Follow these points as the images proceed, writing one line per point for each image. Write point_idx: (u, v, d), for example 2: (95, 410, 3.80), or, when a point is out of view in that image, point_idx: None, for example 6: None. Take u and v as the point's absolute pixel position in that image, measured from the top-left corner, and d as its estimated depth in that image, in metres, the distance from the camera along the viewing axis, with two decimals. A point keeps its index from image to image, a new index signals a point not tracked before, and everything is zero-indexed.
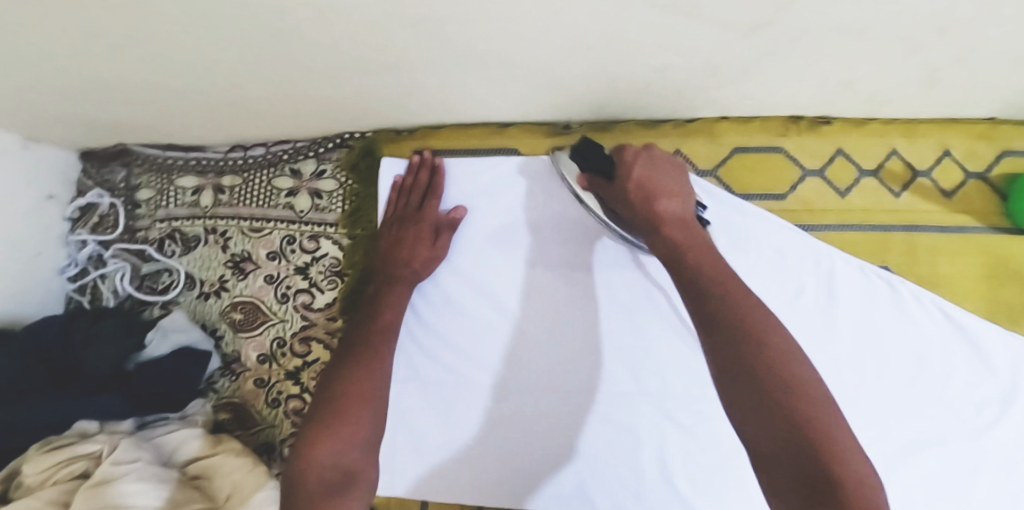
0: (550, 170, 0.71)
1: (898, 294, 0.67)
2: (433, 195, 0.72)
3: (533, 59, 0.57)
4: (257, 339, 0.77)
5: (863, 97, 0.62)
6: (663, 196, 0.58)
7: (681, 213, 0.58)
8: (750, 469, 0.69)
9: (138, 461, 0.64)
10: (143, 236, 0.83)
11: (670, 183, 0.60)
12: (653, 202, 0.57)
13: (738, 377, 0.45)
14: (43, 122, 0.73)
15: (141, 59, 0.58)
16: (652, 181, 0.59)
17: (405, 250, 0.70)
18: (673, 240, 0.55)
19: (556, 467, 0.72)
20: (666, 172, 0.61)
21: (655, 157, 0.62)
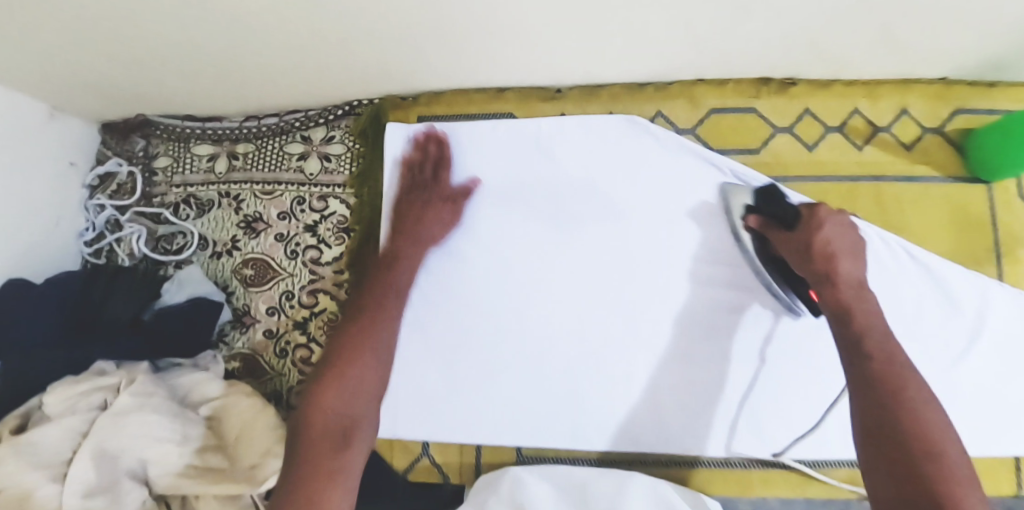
0: (718, 207, 0.74)
1: (868, 238, 0.72)
2: (442, 166, 0.79)
3: (527, 22, 0.63)
4: (267, 292, 0.81)
5: (826, 56, 0.69)
6: (843, 258, 0.64)
7: (854, 276, 0.64)
8: (732, 405, 0.74)
9: (154, 396, 0.68)
10: (159, 201, 0.87)
11: (848, 244, 0.65)
12: (836, 267, 0.63)
13: (872, 432, 0.55)
14: (70, 91, 0.78)
15: (176, 28, 0.64)
16: (834, 243, 0.65)
17: (425, 216, 0.76)
18: (841, 302, 0.62)
19: (553, 411, 0.75)
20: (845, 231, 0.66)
21: (844, 220, 0.67)
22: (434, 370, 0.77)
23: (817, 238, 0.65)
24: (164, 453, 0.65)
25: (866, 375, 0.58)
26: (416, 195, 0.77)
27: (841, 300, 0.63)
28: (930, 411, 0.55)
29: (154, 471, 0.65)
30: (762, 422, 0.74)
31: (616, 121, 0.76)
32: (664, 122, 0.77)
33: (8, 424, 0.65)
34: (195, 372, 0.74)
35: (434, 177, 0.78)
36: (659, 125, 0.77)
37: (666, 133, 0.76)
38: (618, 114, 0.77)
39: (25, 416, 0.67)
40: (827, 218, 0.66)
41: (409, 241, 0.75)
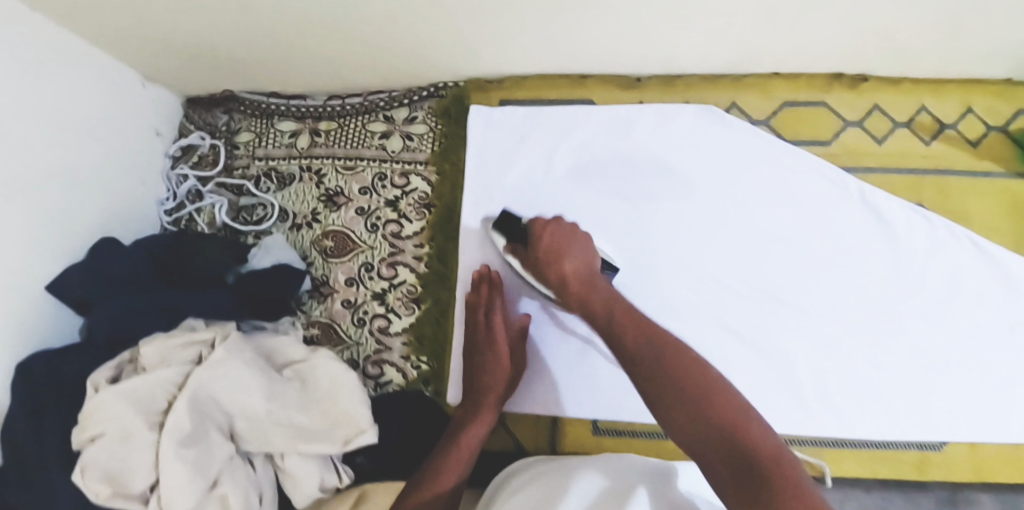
0: (476, 229, 0.81)
1: (932, 225, 0.75)
2: (497, 306, 0.74)
3: (623, 8, 0.66)
4: (347, 263, 0.83)
5: (898, 52, 0.73)
6: (566, 259, 0.68)
7: (582, 270, 0.67)
8: (808, 384, 0.72)
9: (245, 353, 0.68)
10: (240, 174, 0.90)
11: (570, 240, 0.70)
12: (558, 260, 0.68)
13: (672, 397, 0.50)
14: (165, 63, 0.81)
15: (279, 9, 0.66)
16: (557, 241, 0.70)
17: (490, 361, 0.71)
18: (603, 296, 0.64)
19: (618, 385, 0.76)
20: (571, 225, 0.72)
21: (555, 226, 0.71)
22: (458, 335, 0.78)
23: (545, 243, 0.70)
24: (252, 406, 0.65)
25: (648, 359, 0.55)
26: (476, 344, 0.73)
27: (597, 298, 0.64)
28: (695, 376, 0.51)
29: (241, 425, 0.65)
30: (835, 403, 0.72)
31: (689, 109, 0.80)
32: (738, 114, 0.80)
33: (103, 374, 0.65)
34: (279, 335, 0.75)
35: (488, 315, 0.74)
36: (734, 116, 0.80)
37: (740, 123, 0.79)
38: (695, 104, 0.80)
39: (117, 368, 0.67)
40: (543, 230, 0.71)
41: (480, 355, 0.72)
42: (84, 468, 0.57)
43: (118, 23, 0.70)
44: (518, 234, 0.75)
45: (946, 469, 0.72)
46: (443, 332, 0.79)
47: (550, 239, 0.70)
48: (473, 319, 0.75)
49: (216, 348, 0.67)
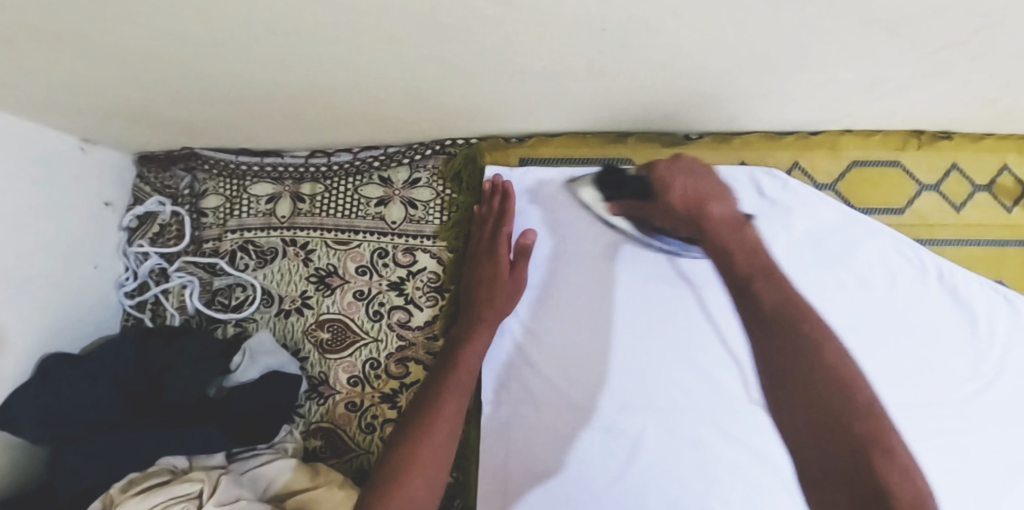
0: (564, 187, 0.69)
1: (1016, 306, 0.67)
2: (506, 224, 0.69)
3: (684, 68, 0.54)
4: (347, 359, 0.71)
5: (994, 114, 0.62)
6: (714, 202, 0.67)
7: (728, 216, 0.67)
8: None
9: (240, 501, 0.58)
10: (212, 248, 0.76)
11: (714, 183, 0.68)
12: (705, 208, 0.66)
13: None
14: (111, 122, 0.66)
15: (255, 51, 0.52)
16: (690, 184, 0.68)
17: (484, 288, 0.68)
18: (739, 244, 0.65)
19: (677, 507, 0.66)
20: (711, 183, 0.68)
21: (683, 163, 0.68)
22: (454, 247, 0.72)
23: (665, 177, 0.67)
24: None
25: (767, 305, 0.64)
26: (478, 266, 0.69)
27: (725, 243, 0.65)
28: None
29: None
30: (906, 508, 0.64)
31: (746, 174, 0.68)
32: (800, 175, 0.69)
33: None
34: (277, 459, 0.65)
35: (493, 240, 0.69)
36: (795, 178, 0.69)
37: (806, 188, 0.69)
38: (751, 165, 0.69)
39: None
40: (673, 172, 0.67)
41: (482, 301, 0.68)
42: None
43: (40, 77, 0.54)
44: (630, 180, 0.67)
45: None
46: (470, 443, 0.71)
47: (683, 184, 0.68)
48: (477, 241, 0.69)
49: (206, 501, 0.56)
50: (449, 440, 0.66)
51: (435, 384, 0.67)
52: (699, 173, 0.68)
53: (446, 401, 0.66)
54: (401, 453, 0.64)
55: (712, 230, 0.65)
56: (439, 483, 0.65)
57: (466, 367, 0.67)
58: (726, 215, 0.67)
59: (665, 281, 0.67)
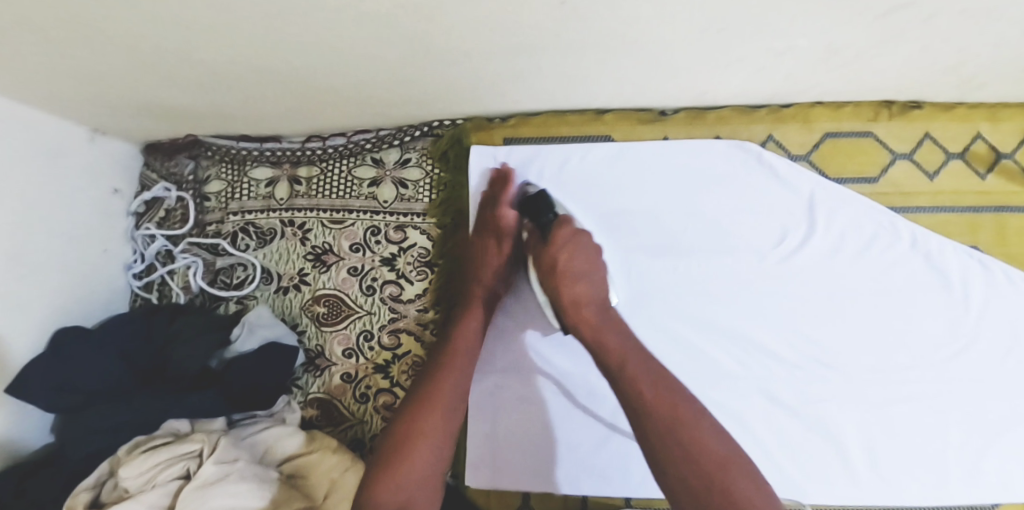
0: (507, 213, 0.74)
1: (989, 272, 0.69)
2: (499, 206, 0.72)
3: (651, 43, 0.57)
4: (342, 332, 0.75)
5: (961, 80, 0.64)
6: (580, 280, 0.67)
7: (587, 296, 0.66)
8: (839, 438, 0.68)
9: (238, 461, 0.61)
10: (215, 230, 0.80)
11: (584, 263, 0.67)
12: (567, 283, 0.66)
13: (659, 441, 0.56)
14: (117, 112, 0.71)
15: (243, 40, 0.55)
16: (572, 260, 0.67)
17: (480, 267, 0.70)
18: (591, 326, 0.64)
19: None
20: (586, 263, 0.68)
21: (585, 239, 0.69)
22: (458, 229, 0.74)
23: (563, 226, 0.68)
24: None
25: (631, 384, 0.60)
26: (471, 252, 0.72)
27: (592, 325, 0.64)
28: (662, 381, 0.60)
29: None
30: (865, 468, 0.68)
31: (728, 147, 0.71)
32: (775, 147, 0.72)
33: (80, 498, 0.57)
34: (274, 426, 0.68)
35: (490, 220, 0.72)
36: (771, 150, 0.72)
37: (780, 159, 0.71)
38: (726, 138, 0.72)
39: (96, 486, 0.60)
40: (563, 242, 0.67)
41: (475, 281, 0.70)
42: None
43: (50, 68, 0.59)
44: (546, 220, 0.69)
45: None
46: None
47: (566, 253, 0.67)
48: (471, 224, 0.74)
49: (206, 460, 0.59)
50: (452, 412, 0.62)
51: (434, 358, 0.66)
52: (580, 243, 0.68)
53: (445, 374, 0.64)
54: (404, 423, 0.60)
55: (572, 314, 0.65)
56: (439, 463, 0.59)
57: (467, 343, 0.67)
58: (592, 297, 0.66)
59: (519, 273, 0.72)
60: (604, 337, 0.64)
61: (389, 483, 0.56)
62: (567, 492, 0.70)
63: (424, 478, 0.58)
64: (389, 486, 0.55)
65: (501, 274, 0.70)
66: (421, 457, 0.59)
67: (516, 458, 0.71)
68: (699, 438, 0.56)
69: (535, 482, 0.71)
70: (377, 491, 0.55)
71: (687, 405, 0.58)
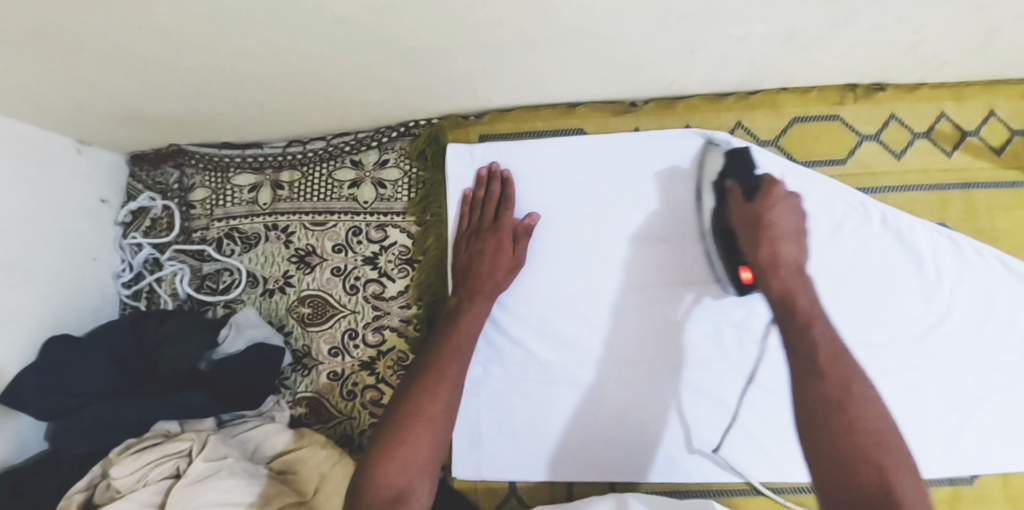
0: (689, 173, 0.73)
1: (960, 248, 0.70)
2: (507, 206, 0.73)
3: (614, 36, 0.58)
4: (328, 331, 0.76)
5: (920, 60, 0.65)
6: (785, 242, 0.65)
7: (795, 261, 0.65)
8: None
9: (227, 458, 0.62)
10: (200, 237, 0.82)
11: (789, 224, 0.67)
12: (775, 245, 0.65)
13: (808, 408, 0.50)
14: (101, 122, 0.73)
15: (219, 45, 0.56)
16: (778, 218, 0.67)
17: (487, 260, 0.70)
18: (784, 284, 0.63)
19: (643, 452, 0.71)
20: (791, 222, 0.67)
21: (794, 202, 0.68)
22: (452, 230, 0.75)
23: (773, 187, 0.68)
24: None
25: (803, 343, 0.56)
26: (482, 241, 0.71)
27: (785, 284, 0.63)
28: (838, 355, 0.54)
29: None
30: None
31: (698, 136, 0.73)
32: (744, 134, 0.73)
33: (73, 499, 0.60)
34: (263, 424, 0.70)
35: (496, 218, 0.73)
36: (739, 137, 0.73)
37: (748, 145, 0.72)
38: (696, 127, 0.73)
39: (90, 488, 0.62)
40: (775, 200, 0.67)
41: (480, 273, 0.69)
42: None
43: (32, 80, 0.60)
44: (749, 178, 0.70)
45: (980, 502, 0.69)
46: None
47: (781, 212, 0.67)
48: (470, 221, 0.74)
49: (195, 457, 0.61)
50: (455, 401, 0.61)
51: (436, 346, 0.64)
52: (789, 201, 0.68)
53: (451, 361, 0.63)
54: (405, 410, 0.58)
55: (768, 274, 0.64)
56: (438, 449, 0.57)
57: (470, 325, 0.66)
58: (793, 259, 0.64)
59: (529, 267, 0.74)
60: (795, 295, 0.62)
61: (388, 469, 0.54)
62: (558, 478, 0.72)
63: (425, 466, 0.56)
64: (390, 470, 0.54)
65: (512, 269, 0.71)
66: (423, 442, 0.56)
67: (516, 444, 0.73)
68: (858, 415, 0.48)
69: (532, 469, 0.72)
70: (378, 474, 0.53)
71: (857, 380, 0.52)
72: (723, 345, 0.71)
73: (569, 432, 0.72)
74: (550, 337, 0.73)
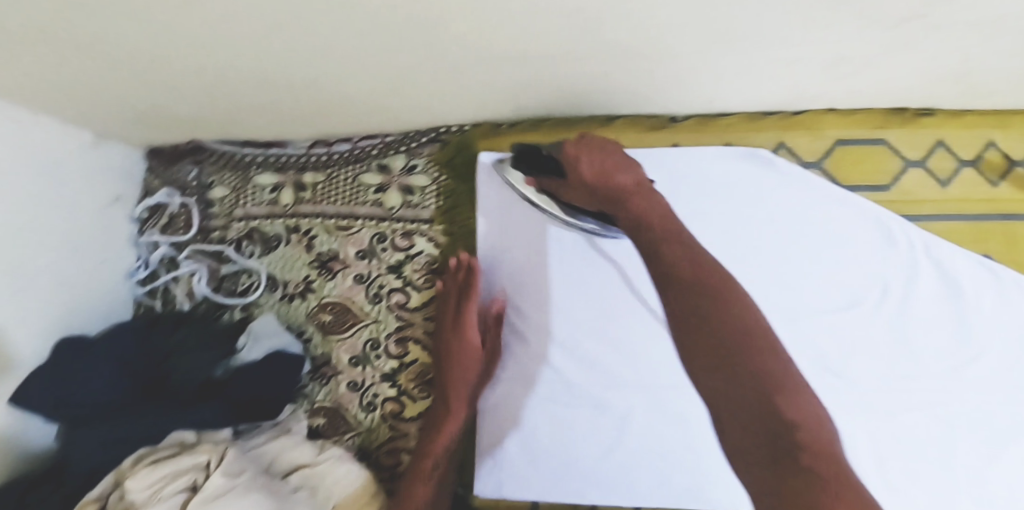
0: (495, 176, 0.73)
1: (1001, 281, 0.69)
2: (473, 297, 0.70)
3: (664, 52, 0.56)
4: (348, 340, 0.74)
5: (975, 88, 0.63)
6: (619, 172, 0.65)
7: (690, 261, 0.61)
8: None
9: (244, 474, 0.60)
10: (218, 237, 0.79)
11: (604, 162, 0.65)
12: (615, 184, 0.64)
13: (741, 389, 0.49)
14: (119, 117, 0.70)
15: (250, 46, 0.54)
16: (598, 161, 0.65)
17: (458, 365, 0.69)
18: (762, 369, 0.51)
19: (668, 478, 0.70)
20: (610, 162, 0.65)
21: (591, 142, 0.67)
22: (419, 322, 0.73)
23: (614, 174, 0.65)
24: None
25: (729, 337, 0.53)
26: (444, 343, 0.70)
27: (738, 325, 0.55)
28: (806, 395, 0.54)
29: None
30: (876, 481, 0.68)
31: (739, 155, 0.71)
32: (787, 154, 0.71)
33: None
34: (281, 437, 0.67)
35: (461, 309, 0.70)
36: (783, 157, 0.71)
37: (791, 168, 0.71)
38: (735, 146, 0.71)
39: (101, 499, 0.58)
40: (583, 147, 0.66)
41: (450, 372, 0.69)
42: None
43: (47, 76, 0.57)
44: (546, 161, 0.69)
45: None
46: (467, 420, 0.73)
47: (645, 206, 0.64)
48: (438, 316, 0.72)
49: (214, 471, 0.59)
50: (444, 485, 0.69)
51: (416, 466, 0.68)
52: (604, 146, 0.67)
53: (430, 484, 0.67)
54: None
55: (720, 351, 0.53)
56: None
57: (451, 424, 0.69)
58: (762, 333, 0.57)
59: (523, 276, 0.72)
60: (730, 325, 0.54)
61: None
62: (582, 498, 0.71)
63: None
64: None
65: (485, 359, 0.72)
66: None
67: (536, 464, 0.72)
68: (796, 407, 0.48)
69: (559, 490, 0.71)
70: None
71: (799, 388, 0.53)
72: (839, 375, 0.68)
73: (591, 451, 0.71)
74: (578, 356, 0.71)
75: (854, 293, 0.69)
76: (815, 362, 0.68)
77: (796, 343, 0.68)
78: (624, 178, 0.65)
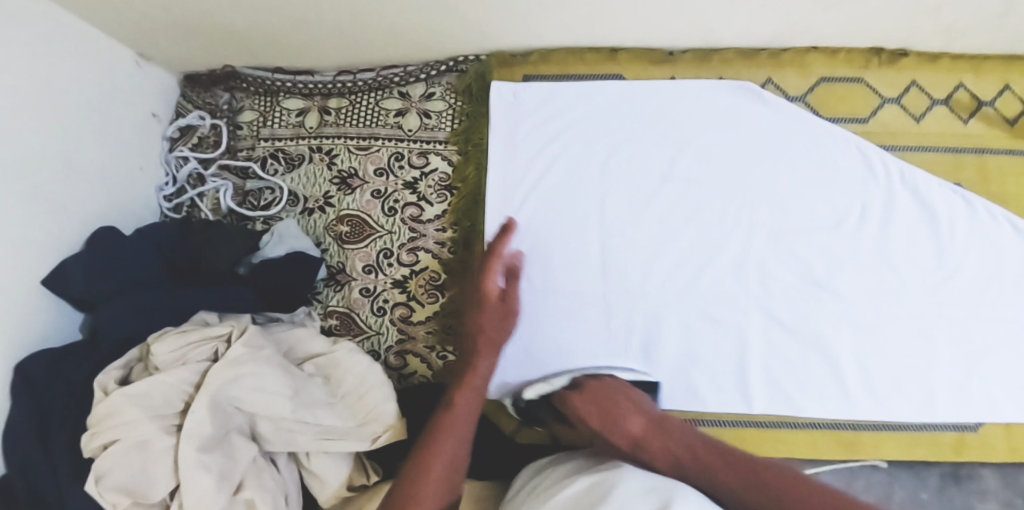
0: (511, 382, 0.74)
1: (973, 207, 0.74)
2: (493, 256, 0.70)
3: None
4: (363, 249, 0.78)
5: (942, 26, 0.71)
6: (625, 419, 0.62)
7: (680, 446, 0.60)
8: (825, 372, 0.72)
9: (264, 349, 0.64)
10: (245, 156, 0.85)
11: (597, 409, 0.65)
12: (617, 424, 0.62)
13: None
14: (164, 34, 0.76)
15: None
16: (592, 411, 0.65)
17: (481, 314, 0.67)
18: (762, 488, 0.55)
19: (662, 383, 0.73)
20: (599, 404, 0.65)
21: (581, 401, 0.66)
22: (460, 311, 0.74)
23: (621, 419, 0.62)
24: (277, 405, 0.61)
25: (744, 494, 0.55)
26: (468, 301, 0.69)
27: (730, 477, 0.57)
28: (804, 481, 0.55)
29: (265, 426, 0.62)
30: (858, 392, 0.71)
31: (729, 88, 0.77)
32: (774, 90, 0.78)
33: (110, 375, 0.61)
34: (297, 327, 0.71)
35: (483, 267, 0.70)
36: (770, 92, 0.77)
37: (778, 100, 0.77)
38: (728, 80, 0.78)
39: (125, 368, 0.63)
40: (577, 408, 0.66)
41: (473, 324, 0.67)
42: (100, 478, 0.54)
43: None
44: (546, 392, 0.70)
45: (984, 450, 0.71)
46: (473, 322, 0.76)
47: (664, 443, 0.60)
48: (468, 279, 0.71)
49: (235, 342, 0.63)
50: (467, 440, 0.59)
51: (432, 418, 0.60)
52: (590, 395, 0.67)
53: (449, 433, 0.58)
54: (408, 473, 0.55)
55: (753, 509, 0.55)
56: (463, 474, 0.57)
57: (485, 363, 0.65)
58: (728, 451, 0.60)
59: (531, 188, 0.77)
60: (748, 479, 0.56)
61: None
62: None
63: None
64: None
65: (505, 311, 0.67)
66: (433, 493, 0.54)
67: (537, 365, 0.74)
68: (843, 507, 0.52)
69: None
70: None
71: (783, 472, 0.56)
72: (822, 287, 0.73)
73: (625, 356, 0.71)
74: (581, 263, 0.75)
75: (838, 212, 0.74)
76: (800, 275, 0.73)
77: (779, 254, 0.73)
78: (631, 423, 0.62)
